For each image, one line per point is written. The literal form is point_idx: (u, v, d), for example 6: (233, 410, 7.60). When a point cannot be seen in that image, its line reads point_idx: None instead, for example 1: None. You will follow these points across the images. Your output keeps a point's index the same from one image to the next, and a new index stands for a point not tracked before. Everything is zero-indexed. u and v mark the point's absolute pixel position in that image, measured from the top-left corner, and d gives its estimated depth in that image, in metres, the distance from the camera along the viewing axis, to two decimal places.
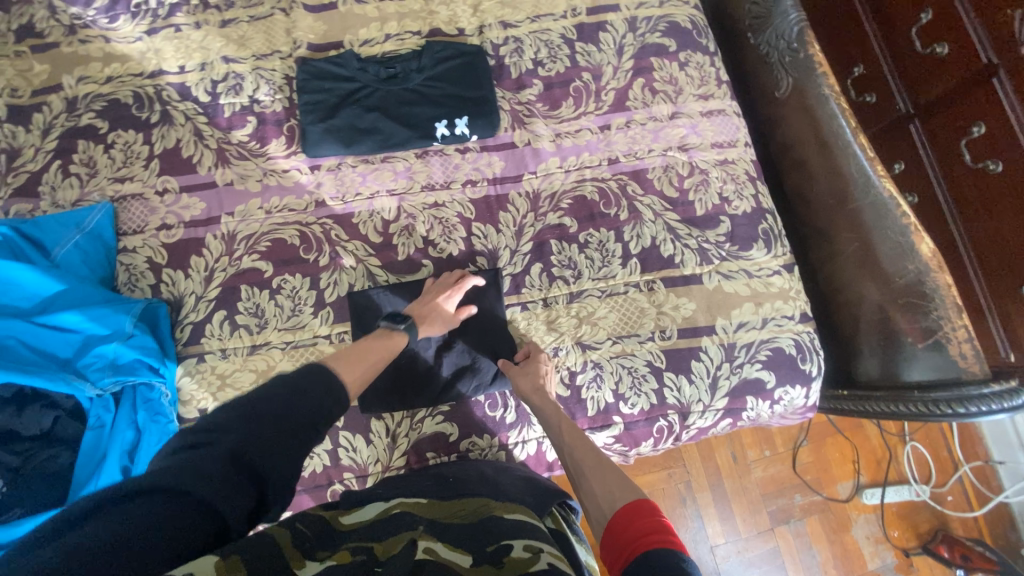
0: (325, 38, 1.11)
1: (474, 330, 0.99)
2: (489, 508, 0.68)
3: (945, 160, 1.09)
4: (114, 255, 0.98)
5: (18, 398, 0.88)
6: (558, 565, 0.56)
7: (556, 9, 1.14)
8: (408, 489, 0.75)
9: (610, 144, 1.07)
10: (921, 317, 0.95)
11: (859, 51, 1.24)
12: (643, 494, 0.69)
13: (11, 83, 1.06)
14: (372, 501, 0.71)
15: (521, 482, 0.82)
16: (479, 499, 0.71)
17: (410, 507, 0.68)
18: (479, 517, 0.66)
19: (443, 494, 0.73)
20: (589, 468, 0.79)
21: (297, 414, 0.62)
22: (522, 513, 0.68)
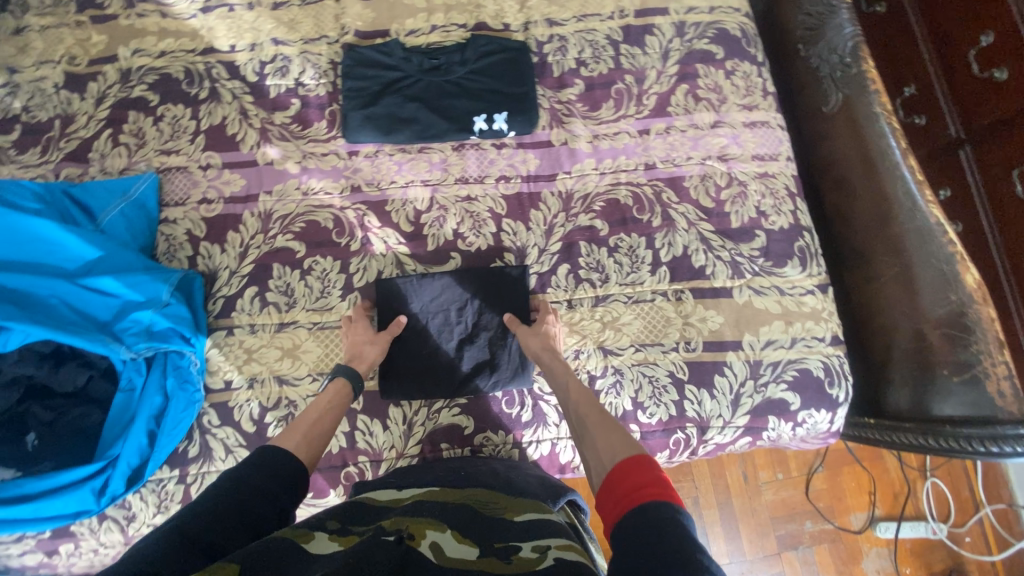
0: (372, 26, 1.12)
1: (489, 292, 0.98)
2: (499, 509, 0.67)
3: (993, 190, 1.05)
4: (155, 225, 1.01)
5: (56, 355, 0.91)
6: (566, 557, 0.54)
7: (603, 10, 1.13)
8: (420, 481, 0.76)
9: (648, 149, 1.06)
10: (961, 350, 0.92)
11: (909, 71, 1.20)
12: (641, 448, 0.66)
13: (70, 52, 1.11)
14: (385, 490, 0.73)
15: (534, 480, 0.81)
16: (489, 496, 0.71)
17: (421, 497, 0.69)
18: (487, 513, 0.66)
19: (453, 485, 0.74)
20: (593, 423, 0.74)
21: (256, 489, 0.61)
22: (533, 512, 0.67)
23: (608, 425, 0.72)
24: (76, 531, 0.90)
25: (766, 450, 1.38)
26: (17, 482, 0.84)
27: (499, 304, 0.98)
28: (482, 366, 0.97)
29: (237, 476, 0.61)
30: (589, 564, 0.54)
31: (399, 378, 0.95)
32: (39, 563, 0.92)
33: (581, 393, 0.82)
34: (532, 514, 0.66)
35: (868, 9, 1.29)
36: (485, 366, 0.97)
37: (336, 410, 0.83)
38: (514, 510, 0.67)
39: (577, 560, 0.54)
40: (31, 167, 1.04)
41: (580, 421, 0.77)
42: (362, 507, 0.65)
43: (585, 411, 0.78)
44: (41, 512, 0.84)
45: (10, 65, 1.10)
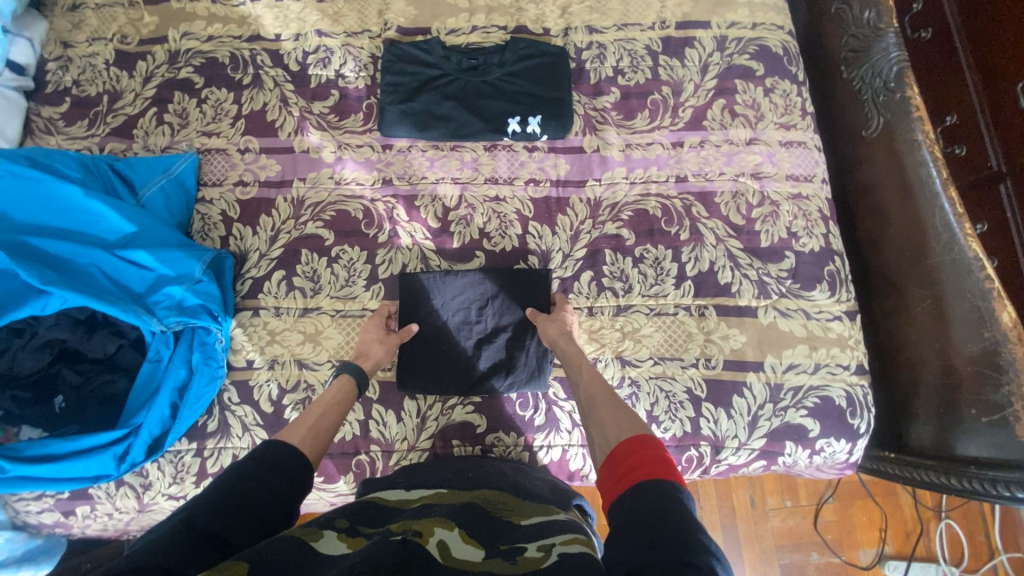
0: (414, 23, 1.13)
1: (509, 286, 0.99)
2: (508, 512, 0.66)
3: None
4: (192, 203, 1.04)
5: (89, 322, 0.94)
6: (570, 552, 0.53)
7: (644, 20, 1.12)
8: (429, 480, 0.76)
9: (681, 162, 1.05)
10: (990, 390, 0.88)
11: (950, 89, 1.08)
12: (646, 428, 0.67)
13: (123, 31, 1.14)
14: (395, 490, 0.73)
15: (545, 485, 0.81)
16: (498, 499, 0.70)
17: (428, 500, 0.69)
18: (495, 514, 0.65)
19: (461, 487, 0.74)
20: (602, 401, 0.77)
21: (265, 483, 0.59)
22: (540, 515, 0.66)
23: (616, 403, 0.75)
24: (93, 494, 0.93)
25: (776, 475, 1.36)
26: (44, 442, 0.86)
27: (520, 298, 0.99)
28: (499, 366, 0.97)
29: (244, 470, 0.59)
30: (593, 553, 0.53)
31: (416, 374, 0.96)
32: (56, 522, 0.95)
33: (592, 375, 0.84)
34: (539, 518, 0.65)
35: (913, 34, 1.16)
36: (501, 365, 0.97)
37: (339, 408, 0.82)
38: (521, 513, 0.66)
39: (582, 551, 0.53)
40: (78, 139, 1.08)
41: (589, 400, 0.79)
42: (371, 507, 0.65)
43: (594, 393, 0.80)
44: (63, 473, 0.86)
45: (66, 40, 1.14)
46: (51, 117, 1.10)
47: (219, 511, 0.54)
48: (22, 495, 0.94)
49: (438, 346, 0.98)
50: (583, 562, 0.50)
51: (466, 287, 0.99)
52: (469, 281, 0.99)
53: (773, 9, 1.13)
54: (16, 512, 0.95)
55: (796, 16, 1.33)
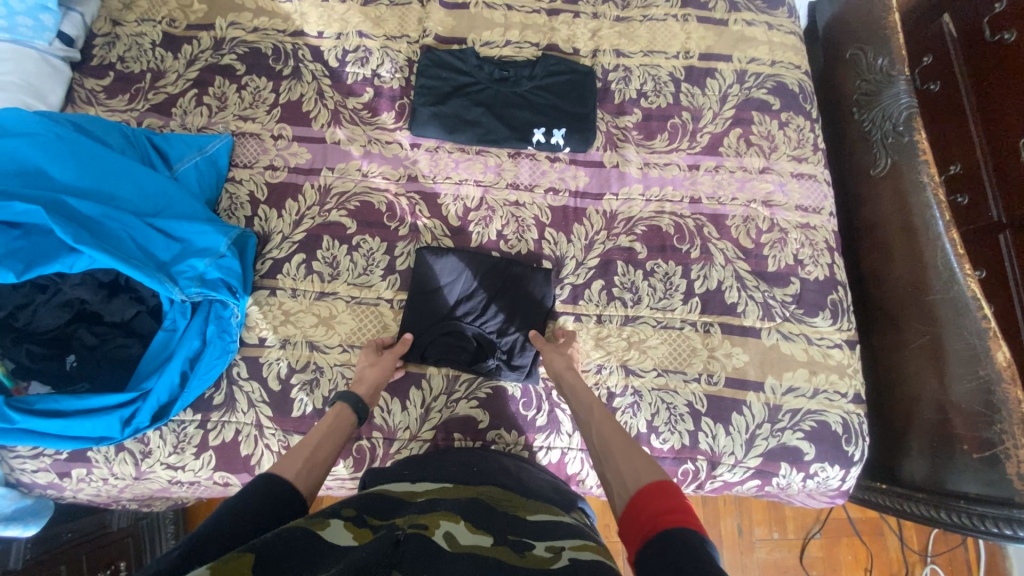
0: (451, 32, 1.19)
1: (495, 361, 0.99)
2: (513, 506, 0.68)
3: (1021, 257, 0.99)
4: (222, 181, 1.07)
5: (112, 286, 0.96)
6: (580, 558, 0.55)
7: (670, 49, 1.18)
8: (433, 473, 0.77)
9: (695, 184, 1.10)
10: (983, 427, 0.90)
11: (948, 106, 1.14)
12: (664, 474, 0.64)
13: (172, 15, 1.20)
14: (400, 482, 0.74)
15: (542, 480, 0.82)
16: (503, 492, 0.71)
17: (433, 494, 0.69)
18: (498, 508, 0.66)
19: (465, 481, 0.75)
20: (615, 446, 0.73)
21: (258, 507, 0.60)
22: (544, 513, 0.67)
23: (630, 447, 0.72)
24: (91, 457, 0.94)
25: (764, 505, 1.36)
26: (55, 397, 0.88)
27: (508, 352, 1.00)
28: (517, 284, 1.02)
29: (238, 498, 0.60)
30: (604, 562, 0.55)
31: (430, 278, 1.01)
32: (50, 482, 0.95)
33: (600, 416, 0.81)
34: (544, 515, 0.67)
35: (923, 85, 1.22)
36: (517, 287, 1.02)
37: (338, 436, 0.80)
38: (524, 508, 0.68)
39: (592, 559, 0.55)
40: (117, 112, 1.12)
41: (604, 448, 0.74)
42: (378, 497, 0.66)
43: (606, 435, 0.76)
44: (69, 430, 0.87)
45: (115, 18, 1.19)
46: (93, 89, 1.14)
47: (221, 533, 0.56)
48: (19, 452, 0.94)
49: (450, 303, 1.01)
50: (595, 571, 0.52)
51: (465, 362, 0.99)
52: (467, 367, 0.98)
53: (792, 49, 1.19)
54: (11, 469, 0.95)
55: (813, 58, 1.38)
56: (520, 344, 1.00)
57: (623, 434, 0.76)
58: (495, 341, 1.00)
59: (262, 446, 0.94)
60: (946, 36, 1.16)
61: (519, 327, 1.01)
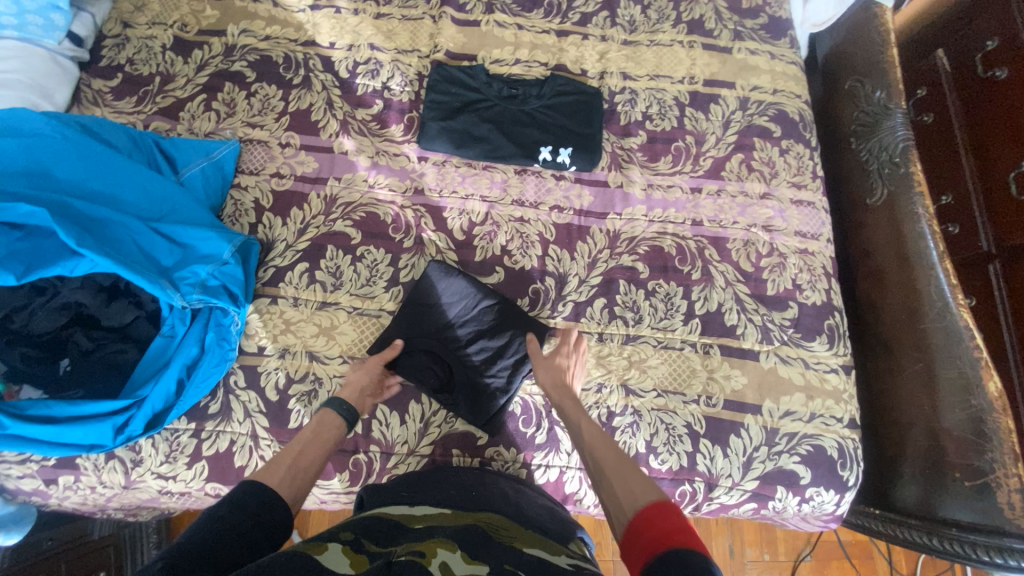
0: (462, 49, 1.21)
1: (465, 395, 0.97)
2: (510, 538, 0.66)
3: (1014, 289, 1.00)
4: (227, 187, 1.07)
5: (112, 290, 0.95)
6: None
7: (675, 74, 1.21)
8: (431, 496, 0.76)
9: (697, 207, 1.11)
10: (974, 455, 0.91)
11: (943, 141, 1.18)
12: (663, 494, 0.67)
13: (183, 20, 1.20)
14: (399, 504, 0.73)
15: (540, 506, 0.82)
16: (501, 522, 0.70)
17: (431, 521, 0.68)
18: (495, 538, 0.65)
19: (465, 507, 0.74)
20: (610, 467, 0.75)
21: (241, 531, 0.59)
22: (542, 547, 0.65)
23: (625, 468, 0.74)
24: (80, 464, 0.92)
25: (757, 526, 1.36)
26: (47, 403, 0.86)
27: (481, 393, 0.98)
28: (510, 331, 1.01)
29: (216, 515, 0.59)
30: None
31: (435, 291, 1.02)
32: (36, 489, 0.93)
33: (594, 435, 0.83)
34: (539, 551, 0.65)
35: (918, 116, 1.26)
36: (506, 335, 1.01)
37: (320, 442, 0.81)
38: (522, 540, 0.66)
39: None
40: (124, 114, 1.12)
41: (597, 466, 0.77)
42: (375, 522, 0.65)
43: (601, 455, 0.78)
44: (61, 437, 0.86)
45: (125, 20, 1.19)
46: (100, 89, 1.14)
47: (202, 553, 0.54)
48: (6, 458, 0.92)
49: (444, 324, 1.01)
50: None
51: (432, 385, 0.97)
52: (430, 391, 0.97)
53: (793, 79, 1.23)
54: None
55: (812, 88, 1.41)
56: (487, 390, 0.98)
57: (617, 452, 0.78)
58: (470, 376, 0.98)
59: (256, 457, 0.93)
60: (940, 71, 1.21)
61: (493, 373, 0.99)
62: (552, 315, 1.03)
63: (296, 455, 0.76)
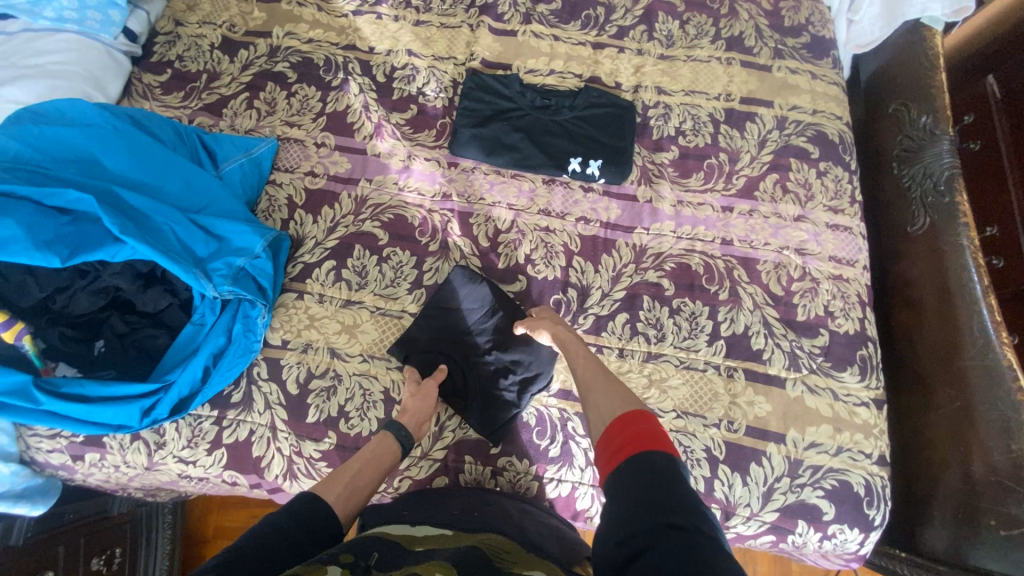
0: (498, 58, 1.22)
1: (475, 403, 0.97)
2: (510, 562, 0.65)
3: None
4: (263, 183, 1.10)
5: (148, 276, 0.99)
6: None
7: (711, 90, 1.19)
8: (434, 518, 0.77)
9: (728, 226, 1.09)
10: (1012, 504, 0.85)
11: (990, 172, 1.13)
12: (642, 405, 0.70)
13: (232, 21, 1.25)
14: (401, 525, 0.75)
15: (544, 529, 0.80)
16: (503, 545, 0.70)
17: (431, 543, 0.69)
18: (495, 561, 0.64)
19: (466, 528, 0.74)
20: (598, 385, 0.78)
21: (289, 540, 0.62)
22: (542, 569, 0.64)
23: (612, 385, 0.76)
24: (106, 443, 0.95)
25: (771, 557, 1.31)
26: (80, 382, 0.89)
27: (489, 404, 0.97)
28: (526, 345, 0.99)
29: (274, 524, 0.63)
30: None
31: (469, 295, 1.02)
32: (63, 464, 0.96)
33: (588, 361, 0.84)
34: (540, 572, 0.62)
35: (963, 143, 1.21)
36: (521, 348, 1.00)
37: (378, 463, 0.82)
38: (522, 563, 0.65)
39: None
40: (171, 108, 1.16)
41: (585, 384, 0.80)
42: (376, 542, 0.66)
43: (591, 377, 0.80)
44: (91, 416, 0.89)
45: (178, 19, 1.25)
46: (150, 83, 1.19)
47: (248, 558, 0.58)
48: (38, 431, 0.96)
49: (471, 329, 1.01)
50: None
51: (446, 385, 0.98)
52: (443, 391, 0.98)
53: (833, 99, 1.19)
54: (27, 446, 0.96)
55: (853, 110, 1.37)
56: (496, 402, 0.97)
57: (607, 373, 0.80)
58: (482, 385, 0.98)
59: (273, 449, 0.95)
60: (990, 97, 1.16)
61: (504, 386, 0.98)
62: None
63: (351, 471, 0.78)
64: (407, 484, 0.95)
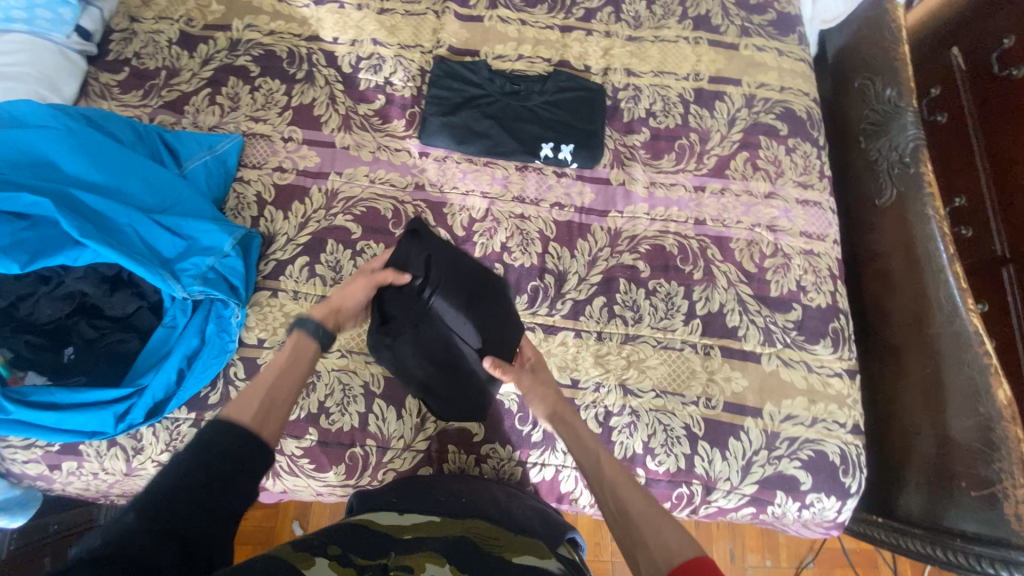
0: (465, 44, 1.20)
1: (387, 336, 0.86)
2: (499, 545, 0.65)
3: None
4: (230, 180, 1.08)
5: (115, 280, 0.96)
6: None
7: (680, 70, 1.19)
8: (422, 504, 0.77)
9: (700, 206, 1.10)
10: (981, 465, 0.88)
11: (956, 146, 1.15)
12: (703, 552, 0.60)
13: (190, 15, 1.21)
14: (389, 511, 0.74)
15: (533, 513, 0.80)
16: (493, 529, 0.70)
17: (420, 531, 0.68)
18: (484, 548, 0.64)
19: (454, 514, 0.74)
20: (636, 512, 0.66)
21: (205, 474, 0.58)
22: (530, 551, 0.65)
23: (656, 514, 0.66)
24: (83, 451, 0.93)
25: (758, 531, 1.34)
26: (49, 390, 0.88)
27: (398, 357, 0.88)
28: (473, 382, 0.89)
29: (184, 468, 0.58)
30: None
31: (494, 305, 0.89)
32: (40, 474, 0.94)
33: (614, 469, 0.73)
34: (529, 557, 0.63)
35: (930, 116, 1.24)
36: (466, 377, 0.88)
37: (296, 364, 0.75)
38: (512, 546, 0.66)
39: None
40: (131, 107, 1.13)
41: (619, 509, 0.68)
42: (363, 531, 0.66)
43: (627, 497, 0.69)
44: (63, 423, 0.87)
45: (133, 15, 1.21)
46: (107, 83, 1.15)
47: (180, 505, 0.55)
48: (11, 443, 0.94)
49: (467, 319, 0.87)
50: None
51: (397, 293, 0.86)
52: (385, 294, 0.86)
53: (801, 76, 1.20)
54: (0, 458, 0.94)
55: (822, 87, 1.38)
56: (403, 362, 0.88)
57: (645, 494, 0.69)
58: (412, 343, 0.86)
59: None
60: (956, 70, 1.18)
61: (423, 367, 0.88)
62: (533, 312, 1.02)
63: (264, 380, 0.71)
64: (391, 476, 0.95)
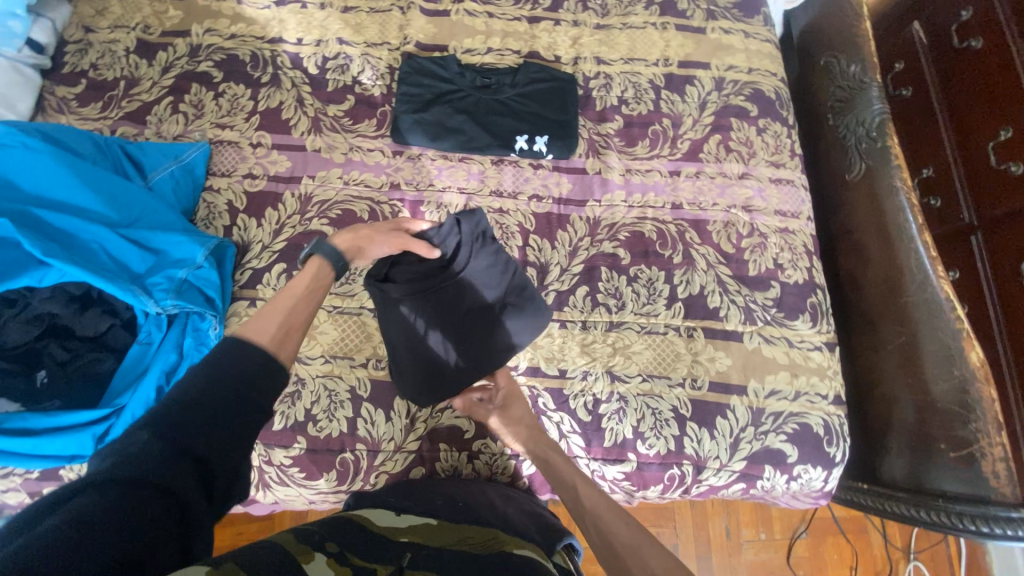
0: (433, 40, 1.19)
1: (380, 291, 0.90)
2: (498, 541, 0.68)
3: (995, 256, 1.00)
4: (200, 190, 1.05)
5: (84, 298, 0.94)
6: None
7: (649, 56, 1.20)
8: (418, 506, 0.76)
9: (677, 190, 1.11)
10: (958, 427, 0.91)
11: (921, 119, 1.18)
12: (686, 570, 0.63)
13: (146, 21, 1.17)
14: (386, 510, 0.74)
15: (526, 515, 0.81)
16: (491, 531, 0.70)
17: (417, 534, 0.67)
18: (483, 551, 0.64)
19: (451, 519, 0.73)
20: (620, 543, 0.69)
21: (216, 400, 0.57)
22: (528, 548, 0.67)
23: (639, 538, 0.70)
24: (64, 475, 0.91)
25: (751, 506, 1.37)
26: (23, 415, 0.85)
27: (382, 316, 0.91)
28: (443, 377, 0.91)
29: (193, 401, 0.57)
30: None
31: (486, 320, 0.93)
32: (21, 502, 0.92)
33: (594, 503, 0.77)
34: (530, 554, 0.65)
35: (895, 91, 1.26)
36: (438, 370, 0.91)
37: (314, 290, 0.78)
38: (512, 544, 0.67)
39: None
40: (90, 120, 1.09)
41: (605, 543, 0.71)
42: (361, 529, 0.65)
43: (610, 529, 0.72)
44: (40, 449, 0.84)
45: (86, 25, 1.16)
46: (64, 96, 1.11)
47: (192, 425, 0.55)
48: None
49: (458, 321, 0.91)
50: None
51: (409, 267, 0.90)
52: (398, 261, 0.91)
53: (768, 57, 1.22)
54: None
55: (790, 66, 1.39)
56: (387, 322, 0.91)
57: (626, 521, 0.73)
58: (400, 311, 0.89)
59: None
60: (917, 43, 1.21)
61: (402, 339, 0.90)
62: None
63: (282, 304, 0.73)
64: (384, 479, 0.95)
